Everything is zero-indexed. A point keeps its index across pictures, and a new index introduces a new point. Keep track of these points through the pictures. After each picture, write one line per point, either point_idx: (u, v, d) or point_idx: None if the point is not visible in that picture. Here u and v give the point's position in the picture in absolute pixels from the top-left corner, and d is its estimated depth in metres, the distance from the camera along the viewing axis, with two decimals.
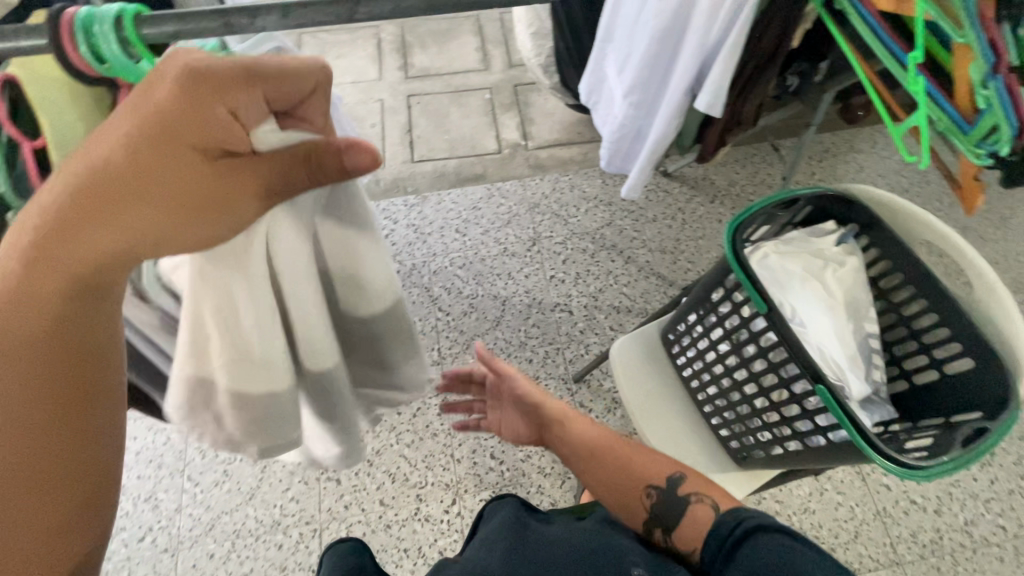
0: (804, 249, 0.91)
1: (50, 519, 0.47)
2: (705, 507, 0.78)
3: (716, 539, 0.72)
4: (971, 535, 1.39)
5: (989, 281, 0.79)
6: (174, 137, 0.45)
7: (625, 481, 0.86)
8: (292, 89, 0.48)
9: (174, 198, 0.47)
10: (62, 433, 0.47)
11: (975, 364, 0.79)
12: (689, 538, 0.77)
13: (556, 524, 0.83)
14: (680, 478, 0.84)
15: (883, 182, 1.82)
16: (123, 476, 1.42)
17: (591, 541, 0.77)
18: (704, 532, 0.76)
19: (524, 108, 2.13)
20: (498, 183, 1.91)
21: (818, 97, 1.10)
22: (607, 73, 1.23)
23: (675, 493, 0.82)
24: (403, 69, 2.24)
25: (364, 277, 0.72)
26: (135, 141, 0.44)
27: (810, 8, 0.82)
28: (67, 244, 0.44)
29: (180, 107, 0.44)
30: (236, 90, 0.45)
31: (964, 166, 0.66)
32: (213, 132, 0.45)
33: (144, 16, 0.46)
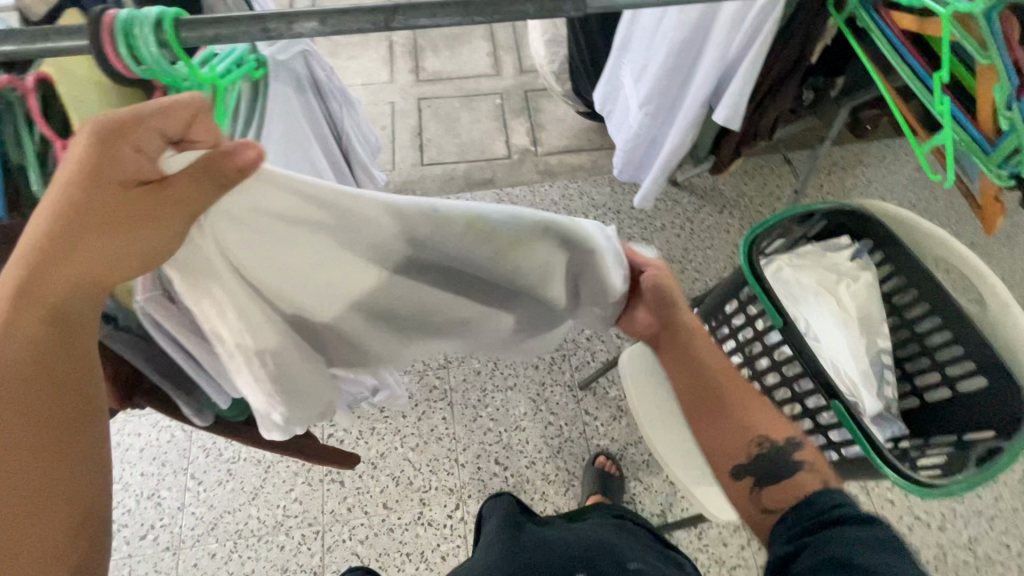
0: (818, 264, 0.92)
1: (61, 529, 0.47)
2: (800, 480, 0.69)
3: (809, 515, 0.64)
4: (975, 552, 1.39)
5: (1003, 298, 0.79)
6: (94, 192, 0.44)
7: (731, 426, 0.72)
8: (174, 116, 0.45)
9: (112, 237, 0.46)
10: (54, 451, 0.46)
11: (988, 381, 0.78)
12: (772, 497, 0.70)
13: (551, 527, 0.87)
14: (797, 443, 0.72)
15: (890, 197, 1.83)
16: (126, 473, 1.42)
17: (585, 539, 0.80)
18: (799, 498, 0.68)
19: (534, 113, 2.14)
20: (507, 189, 1.91)
21: (833, 112, 1.11)
22: (622, 82, 1.23)
23: (787, 458, 0.71)
24: (415, 72, 2.25)
25: (362, 240, 0.56)
26: (55, 211, 0.43)
27: (830, 24, 0.83)
28: (28, 303, 0.44)
29: (91, 158, 0.43)
30: (132, 130, 0.44)
31: (984, 187, 0.66)
32: (126, 170, 0.45)
33: (183, 19, 0.47)
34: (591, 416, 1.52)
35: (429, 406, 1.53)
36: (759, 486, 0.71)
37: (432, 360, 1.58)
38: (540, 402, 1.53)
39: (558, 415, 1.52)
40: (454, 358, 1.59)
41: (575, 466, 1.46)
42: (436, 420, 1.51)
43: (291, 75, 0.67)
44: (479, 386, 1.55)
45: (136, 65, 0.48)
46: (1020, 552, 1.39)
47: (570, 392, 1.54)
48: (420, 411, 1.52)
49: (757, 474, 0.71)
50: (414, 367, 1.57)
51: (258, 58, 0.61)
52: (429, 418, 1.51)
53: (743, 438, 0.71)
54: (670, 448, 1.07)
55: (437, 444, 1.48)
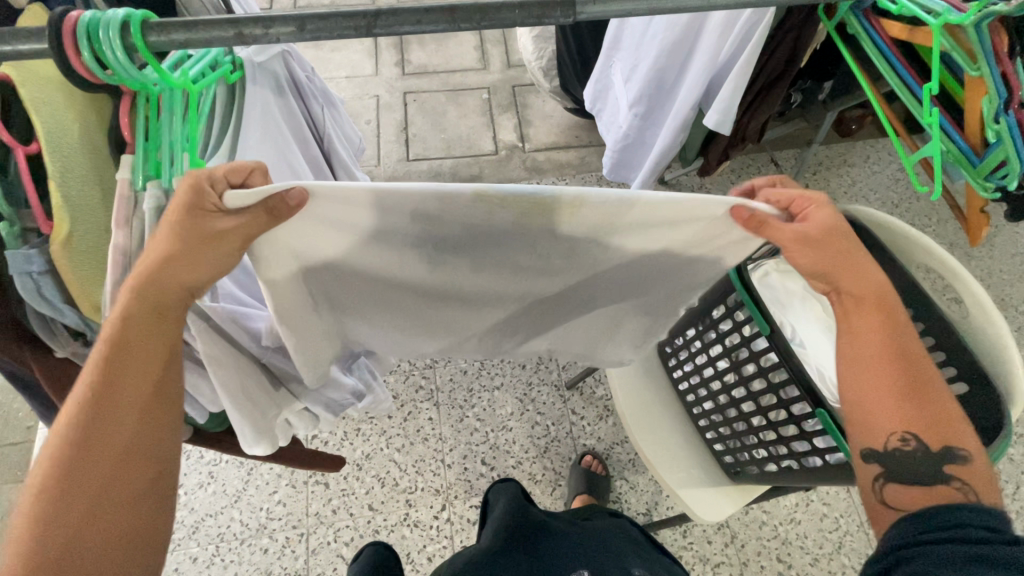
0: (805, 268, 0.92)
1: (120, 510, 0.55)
2: (953, 494, 0.59)
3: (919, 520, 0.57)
4: None
5: (985, 307, 0.80)
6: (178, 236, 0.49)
7: (887, 402, 0.64)
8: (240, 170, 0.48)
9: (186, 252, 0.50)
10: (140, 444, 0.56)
11: (969, 389, 0.80)
12: (903, 497, 0.62)
13: (561, 519, 0.86)
14: (963, 457, 0.61)
15: (874, 197, 1.85)
16: None
17: (592, 541, 0.80)
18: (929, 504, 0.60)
19: (522, 109, 2.12)
20: (494, 186, 1.89)
21: (821, 115, 1.11)
22: (612, 81, 1.22)
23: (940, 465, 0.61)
24: (400, 65, 2.21)
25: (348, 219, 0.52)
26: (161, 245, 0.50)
27: (821, 27, 0.82)
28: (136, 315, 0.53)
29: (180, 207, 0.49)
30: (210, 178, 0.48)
31: (970, 198, 0.66)
32: (201, 206, 0.48)
33: (149, 22, 0.45)
34: (577, 416, 1.52)
35: (416, 406, 1.51)
36: (888, 477, 0.63)
37: (419, 360, 1.57)
38: (527, 401, 1.53)
39: (545, 415, 1.52)
40: (441, 357, 1.58)
41: (562, 466, 1.46)
42: (422, 420, 1.50)
43: (269, 77, 0.65)
44: (465, 386, 1.54)
45: (99, 68, 0.46)
46: None
47: (557, 392, 1.54)
48: (406, 411, 1.50)
49: (895, 464, 0.63)
50: (400, 367, 1.56)
51: (231, 59, 0.58)
52: (415, 418, 1.50)
53: (895, 422, 0.63)
54: (656, 451, 1.07)
55: (424, 445, 1.47)
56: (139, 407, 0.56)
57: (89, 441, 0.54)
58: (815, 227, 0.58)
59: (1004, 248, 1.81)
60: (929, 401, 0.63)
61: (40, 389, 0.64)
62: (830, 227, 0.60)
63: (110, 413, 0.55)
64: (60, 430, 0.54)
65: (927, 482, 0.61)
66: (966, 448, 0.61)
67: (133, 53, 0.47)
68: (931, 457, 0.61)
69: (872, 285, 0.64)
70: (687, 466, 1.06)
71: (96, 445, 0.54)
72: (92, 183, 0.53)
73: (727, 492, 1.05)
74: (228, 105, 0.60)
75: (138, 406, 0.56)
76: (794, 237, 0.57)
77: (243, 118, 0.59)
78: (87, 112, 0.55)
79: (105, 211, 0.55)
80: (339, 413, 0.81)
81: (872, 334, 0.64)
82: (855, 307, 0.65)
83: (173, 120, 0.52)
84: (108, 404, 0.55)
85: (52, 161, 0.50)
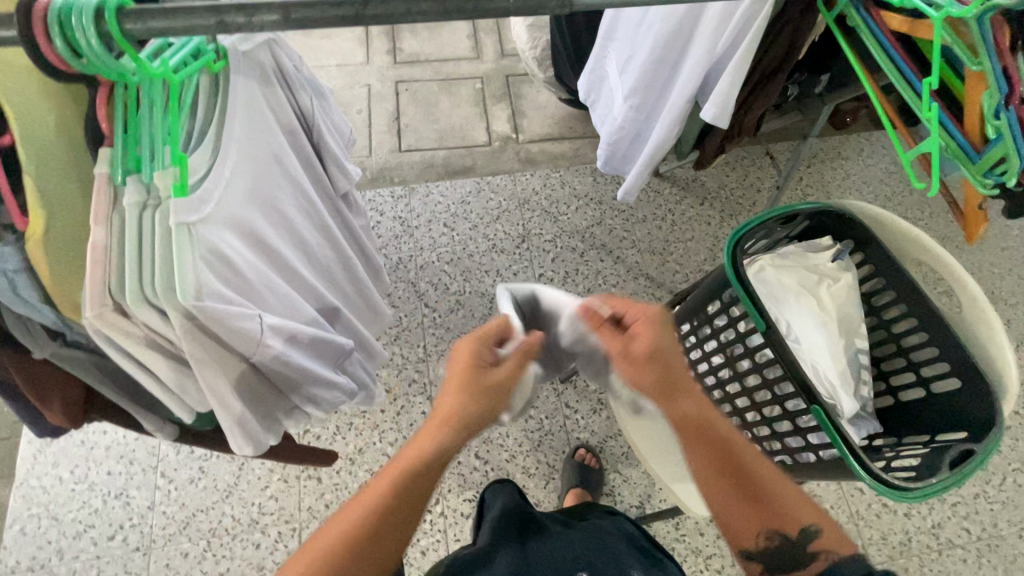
0: (800, 264, 0.92)
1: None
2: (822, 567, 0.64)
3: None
4: (938, 537, 1.44)
5: (979, 301, 0.80)
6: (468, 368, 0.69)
7: (740, 511, 0.68)
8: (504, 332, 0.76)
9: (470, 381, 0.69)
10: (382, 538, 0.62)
11: (961, 384, 0.80)
12: None
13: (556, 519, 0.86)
14: (817, 531, 0.66)
15: (867, 190, 1.85)
16: (92, 472, 1.37)
17: (589, 542, 0.80)
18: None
19: (516, 99, 2.09)
20: (487, 177, 1.87)
21: (817, 108, 1.10)
22: (607, 72, 1.20)
23: (803, 548, 0.66)
24: (392, 54, 2.17)
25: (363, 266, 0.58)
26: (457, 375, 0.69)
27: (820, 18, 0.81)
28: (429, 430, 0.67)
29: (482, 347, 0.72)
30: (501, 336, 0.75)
31: (968, 195, 0.65)
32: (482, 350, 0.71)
33: (126, 9, 0.43)
34: (571, 410, 1.51)
35: (409, 400, 1.50)
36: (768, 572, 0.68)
37: (411, 354, 1.56)
38: None
39: (539, 409, 1.52)
40: (434, 351, 1.56)
41: (555, 460, 1.46)
42: (415, 415, 1.49)
43: (254, 65, 0.62)
44: None
45: (74, 58, 0.44)
46: (979, 536, 1.45)
47: (551, 386, 1.53)
48: (399, 405, 1.49)
49: (767, 558, 0.68)
50: (392, 361, 1.54)
51: (214, 48, 0.57)
52: (408, 413, 1.49)
53: (750, 526, 0.67)
54: (650, 446, 1.07)
55: None
56: (417, 505, 0.64)
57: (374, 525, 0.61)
58: (645, 344, 0.71)
59: (994, 242, 1.82)
60: (767, 489, 0.68)
61: (20, 388, 0.62)
62: (656, 347, 0.72)
63: (400, 506, 0.62)
64: (350, 510, 0.62)
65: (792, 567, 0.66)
66: (817, 523, 0.66)
67: (110, 41, 0.45)
68: (795, 543, 0.66)
69: (688, 393, 0.71)
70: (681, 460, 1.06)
71: (377, 530, 0.61)
72: (69, 175, 0.51)
73: None
74: (212, 93, 0.58)
75: (416, 504, 0.64)
76: (618, 348, 0.73)
77: (227, 108, 0.57)
78: (63, 102, 0.53)
79: (84, 203, 0.52)
80: (331, 410, 0.80)
81: (707, 437, 0.69)
82: (681, 428, 0.70)
83: (153, 112, 0.50)
84: (406, 498, 0.63)
85: (26, 154, 0.47)
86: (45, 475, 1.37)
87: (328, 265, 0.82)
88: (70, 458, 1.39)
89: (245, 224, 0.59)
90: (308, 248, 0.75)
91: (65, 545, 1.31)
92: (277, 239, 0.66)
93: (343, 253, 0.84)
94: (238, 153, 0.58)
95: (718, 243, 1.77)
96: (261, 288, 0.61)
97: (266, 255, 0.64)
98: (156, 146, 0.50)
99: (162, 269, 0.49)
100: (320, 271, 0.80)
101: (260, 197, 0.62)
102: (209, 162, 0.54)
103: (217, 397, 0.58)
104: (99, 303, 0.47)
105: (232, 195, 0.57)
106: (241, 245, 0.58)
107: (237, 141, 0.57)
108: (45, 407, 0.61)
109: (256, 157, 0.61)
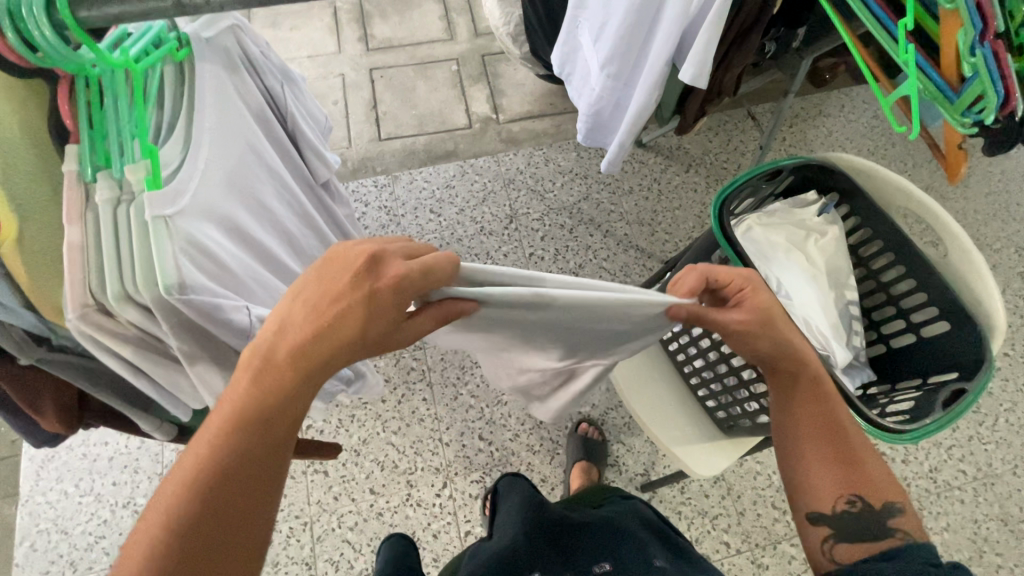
0: (787, 220, 0.92)
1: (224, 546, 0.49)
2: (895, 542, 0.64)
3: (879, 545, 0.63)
4: (935, 480, 1.48)
5: (965, 244, 0.81)
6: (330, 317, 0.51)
7: (828, 471, 0.67)
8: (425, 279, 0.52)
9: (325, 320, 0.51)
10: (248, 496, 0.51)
11: (951, 327, 0.81)
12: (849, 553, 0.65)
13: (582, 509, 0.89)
14: (898, 508, 0.66)
15: (850, 146, 1.85)
16: (97, 483, 1.37)
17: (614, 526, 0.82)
18: (877, 551, 0.63)
19: (493, 79, 2.07)
20: (471, 160, 1.85)
21: (795, 64, 1.09)
22: (581, 42, 1.19)
23: (882, 523, 0.65)
24: (363, 41, 2.12)
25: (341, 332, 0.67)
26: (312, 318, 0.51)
27: None
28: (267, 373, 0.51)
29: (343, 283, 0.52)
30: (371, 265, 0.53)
31: (948, 134, 0.66)
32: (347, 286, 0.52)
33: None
34: None
35: (409, 388, 1.51)
36: (837, 538, 0.65)
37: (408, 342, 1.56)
38: None
39: None
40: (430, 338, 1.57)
41: (558, 435, 1.48)
42: (417, 402, 1.49)
43: (220, 52, 0.60)
44: (457, 364, 1.53)
45: (30, 52, 0.44)
46: (975, 476, 1.49)
47: None
48: (399, 394, 1.50)
49: (838, 527, 0.66)
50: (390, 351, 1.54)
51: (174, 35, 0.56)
52: (410, 401, 1.49)
53: (835, 486, 0.67)
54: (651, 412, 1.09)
55: (420, 425, 1.47)
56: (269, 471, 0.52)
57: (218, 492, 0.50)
58: (751, 312, 0.65)
59: (977, 188, 1.84)
60: (861, 458, 0.68)
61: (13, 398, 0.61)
62: (764, 310, 0.66)
63: (238, 473, 0.50)
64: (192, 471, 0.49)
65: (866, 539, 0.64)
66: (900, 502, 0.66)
67: (65, 32, 0.44)
68: (877, 515, 0.65)
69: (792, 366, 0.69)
70: (682, 424, 1.08)
71: (225, 490, 0.49)
72: (41, 179, 0.50)
73: (722, 447, 1.07)
74: (179, 81, 0.57)
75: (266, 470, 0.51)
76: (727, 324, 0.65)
77: (194, 99, 0.56)
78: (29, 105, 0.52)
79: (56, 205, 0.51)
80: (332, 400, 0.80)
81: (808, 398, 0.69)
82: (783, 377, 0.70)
83: (120, 105, 0.49)
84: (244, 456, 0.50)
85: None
86: (50, 491, 1.36)
87: (317, 254, 0.81)
88: (73, 471, 1.38)
89: (227, 216, 0.58)
90: (292, 238, 0.74)
91: (77, 557, 1.31)
92: (261, 229, 0.66)
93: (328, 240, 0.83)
94: (211, 141, 0.56)
95: (705, 209, 1.77)
96: (248, 276, 0.60)
97: (250, 245, 0.63)
98: (125, 141, 0.49)
99: (143, 265, 0.48)
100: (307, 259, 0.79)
101: (241, 187, 0.61)
102: (180, 157, 0.53)
103: (211, 391, 0.58)
104: (81, 300, 0.47)
105: (210, 185, 0.56)
106: (225, 237, 0.58)
107: (208, 129, 0.55)
108: (40, 416, 0.61)
109: (232, 143, 0.59)
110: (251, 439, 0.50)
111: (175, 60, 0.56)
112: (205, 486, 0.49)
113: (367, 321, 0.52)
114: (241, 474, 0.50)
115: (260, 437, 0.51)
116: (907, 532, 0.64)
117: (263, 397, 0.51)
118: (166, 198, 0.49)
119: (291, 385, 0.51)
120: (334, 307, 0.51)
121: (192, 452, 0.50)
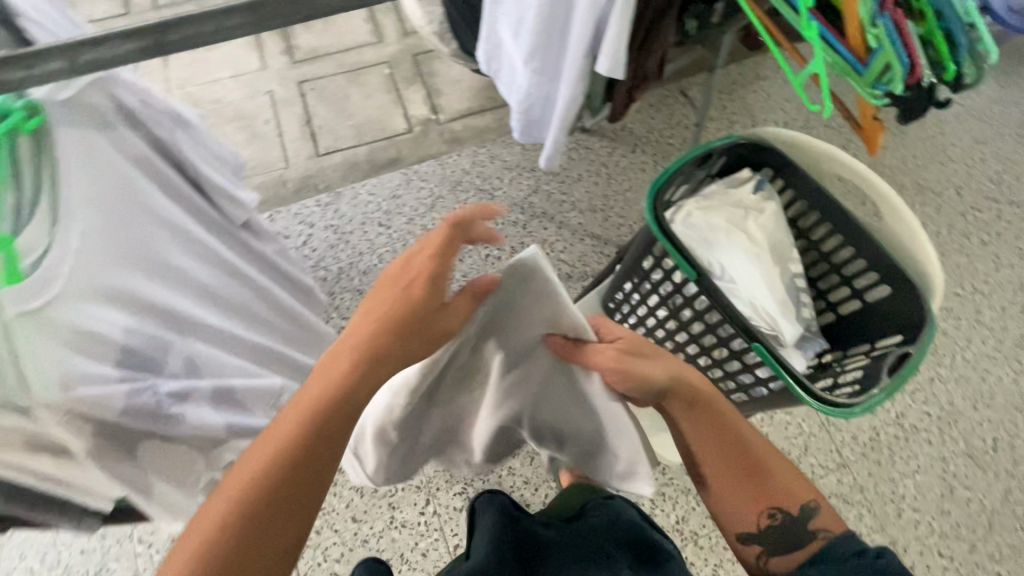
0: (724, 202, 0.91)
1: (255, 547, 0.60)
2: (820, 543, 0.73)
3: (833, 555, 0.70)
4: (903, 426, 1.53)
5: (898, 206, 0.81)
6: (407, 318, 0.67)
7: (749, 491, 0.78)
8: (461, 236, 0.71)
9: (400, 322, 0.67)
10: (286, 501, 0.62)
11: (892, 290, 0.82)
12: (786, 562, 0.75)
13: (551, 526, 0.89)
14: (815, 507, 0.76)
15: (790, 107, 1.86)
16: (64, 555, 1.31)
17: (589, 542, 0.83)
18: (802, 557, 0.74)
19: (428, 79, 2.01)
20: (414, 166, 1.80)
21: (719, 38, 1.08)
22: (503, 37, 1.15)
23: (805, 525, 0.75)
24: (289, 53, 2.04)
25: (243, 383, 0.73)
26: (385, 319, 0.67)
27: None
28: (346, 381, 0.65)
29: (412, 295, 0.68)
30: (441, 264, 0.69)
31: (862, 107, 0.65)
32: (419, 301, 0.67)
33: None
34: None
35: None
36: (768, 553, 0.76)
37: None
38: None
39: None
40: None
41: None
42: None
43: (91, 114, 0.61)
44: None
45: None
46: (939, 417, 1.54)
47: None
48: None
49: (767, 539, 0.77)
50: None
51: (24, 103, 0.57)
52: None
53: (755, 507, 0.78)
54: None
55: None
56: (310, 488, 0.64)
57: (254, 508, 0.60)
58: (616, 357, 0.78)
59: (914, 134, 1.87)
60: (770, 469, 0.79)
61: None
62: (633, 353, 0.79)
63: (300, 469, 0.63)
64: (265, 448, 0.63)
65: (796, 545, 0.75)
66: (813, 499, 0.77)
67: None
68: (795, 520, 0.76)
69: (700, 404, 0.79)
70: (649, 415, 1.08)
71: (279, 493, 0.62)
72: None
73: None
74: (35, 154, 0.57)
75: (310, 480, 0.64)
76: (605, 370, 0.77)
77: (58, 171, 0.58)
78: None
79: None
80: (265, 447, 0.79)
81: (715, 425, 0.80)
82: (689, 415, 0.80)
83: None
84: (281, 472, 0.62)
85: None
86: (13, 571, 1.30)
87: (239, 296, 0.79)
88: (36, 547, 1.32)
89: (121, 289, 0.61)
90: None
91: None
92: None
93: (245, 279, 0.81)
94: (85, 213, 0.59)
95: None
96: (141, 339, 0.62)
97: (145, 309, 0.63)
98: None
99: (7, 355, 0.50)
100: (227, 307, 0.76)
101: (132, 253, 0.63)
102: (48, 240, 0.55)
103: None
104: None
105: (87, 259, 0.58)
106: (110, 309, 0.59)
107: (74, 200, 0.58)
108: None
109: (109, 210, 0.62)
110: (317, 443, 0.64)
111: (28, 133, 0.57)
112: (255, 499, 0.61)
113: (417, 311, 0.67)
114: (274, 477, 0.62)
115: (320, 452, 0.64)
116: (826, 528, 0.75)
117: (328, 410, 0.64)
118: (29, 289, 0.52)
119: (358, 389, 0.65)
120: (395, 327, 0.67)
121: (266, 443, 0.63)
